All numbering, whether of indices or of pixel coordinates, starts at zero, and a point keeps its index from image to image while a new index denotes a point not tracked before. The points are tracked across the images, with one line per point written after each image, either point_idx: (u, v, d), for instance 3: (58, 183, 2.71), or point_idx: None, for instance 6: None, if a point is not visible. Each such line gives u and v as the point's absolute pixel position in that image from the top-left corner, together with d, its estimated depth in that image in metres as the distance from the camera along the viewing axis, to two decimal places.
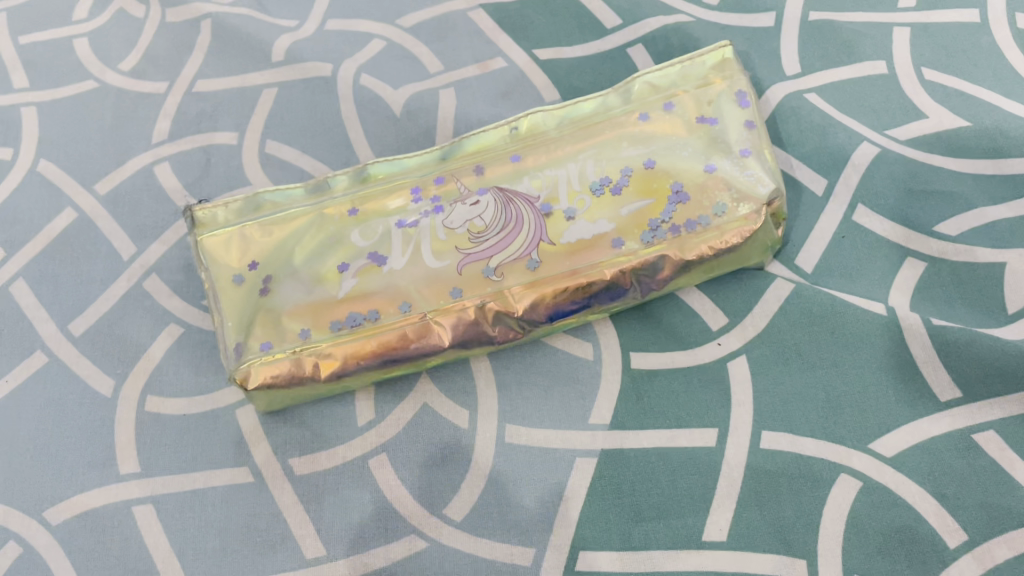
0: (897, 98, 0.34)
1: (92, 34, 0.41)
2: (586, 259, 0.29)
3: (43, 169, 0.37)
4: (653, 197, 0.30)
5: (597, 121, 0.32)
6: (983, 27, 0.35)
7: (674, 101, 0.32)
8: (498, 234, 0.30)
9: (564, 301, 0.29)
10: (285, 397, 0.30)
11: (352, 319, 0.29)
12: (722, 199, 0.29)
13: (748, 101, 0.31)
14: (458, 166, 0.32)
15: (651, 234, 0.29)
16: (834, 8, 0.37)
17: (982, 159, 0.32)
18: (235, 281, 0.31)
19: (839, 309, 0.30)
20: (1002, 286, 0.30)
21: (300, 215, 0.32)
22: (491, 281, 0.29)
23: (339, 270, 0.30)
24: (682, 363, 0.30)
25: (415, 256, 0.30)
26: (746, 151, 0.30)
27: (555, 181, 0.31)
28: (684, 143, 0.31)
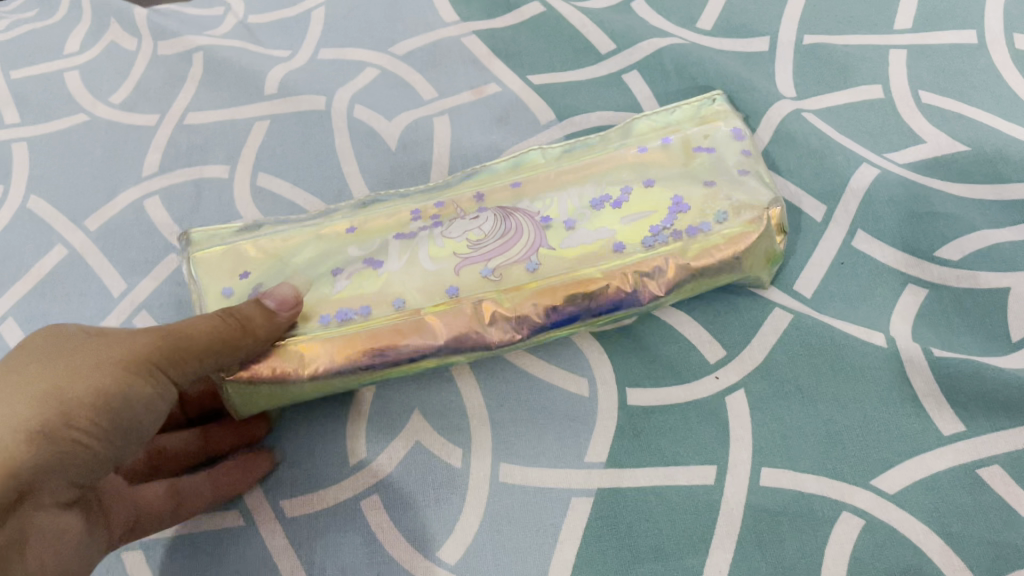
0: (895, 122, 0.34)
1: (84, 68, 0.41)
2: (585, 261, 0.28)
3: (34, 205, 0.37)
4: (654, 207, 0.29)
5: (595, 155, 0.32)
6: (981, 48, 0.35)
7: (671, 135, 0.32)
8: (498, 238, 0.29)
9: (563, 301, 0.28)
10: (261, 397, 0.28)
11: (344, 314, 0.28)
12: (727, 210, 0.29)
13: (742, 133, 0.31)
14: (457, 194, 0.32)
15: (654, 239, 0.28)
16: (829, 32, 0.36)
17: (982, 184, 0.32)
18: (224, 295, 0.29)
19: (838, 341, 0.29)
20: (1006, 313, 0.29)
21: (297, 233, 0.31)
22: (489, 280, 0.28)
23: (333, 277, 0.29)
24: (679, 398, 0.29)
25: (411, 262, 0.29)
26: (744, 172, 0.30)
27: (554, 202, 0.30)
28: (683, 165, 0.30)
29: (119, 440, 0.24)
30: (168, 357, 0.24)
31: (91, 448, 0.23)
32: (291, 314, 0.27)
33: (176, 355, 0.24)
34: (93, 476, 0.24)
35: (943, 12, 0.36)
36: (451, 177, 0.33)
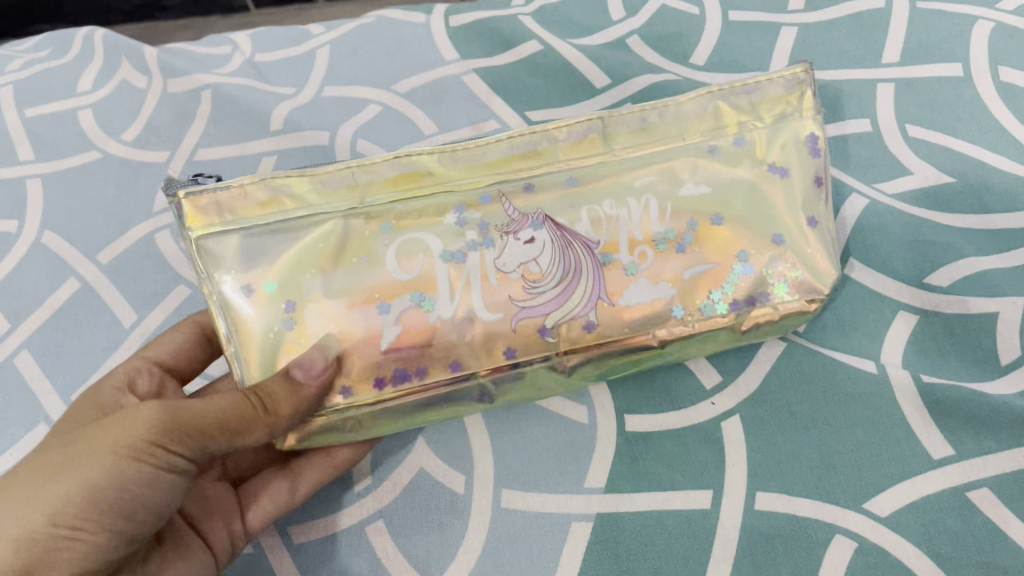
0: (883, 154, 0.35)
1: (96, 106, 0.42)
2: (643, 322, 0.28)
3: (47, 240, 0.38)
4: (719, 260, 0.28)
5: (653, 141, 0.29)
6: (966, 81, 0.36)
7: (745, 135, 0.29)
8: (557, 283, 0.27)
9: (613, 359, 0.28)
10: (314, 442, 0.28)
11: (398, 379, 0.27)
12: (788, 273, 0.28)
13: (819, 150, 0.29)
14: (505, 183, 0.29)
15: (712, 304, 0.28)
16: (819, 66, 0.38)
17: (969, 213, 0.33)
18: (242, 303, 0.27)
19: (829, 369, 0.30)
20: (994, 337, 0.30)
21: (328, 223, 0.28)
22: (547, 340, 0.27)
23: (379, 310, 0.27)
24: (676, 424, 0.30)
25: (464, 307, 0.27)
26: (815, 222, 0.29)
27: (615, 221, 0.28)
28: (756, 198, 0.28)
29: (127, 519, 0.24)
30: (168, 436, 0.23)
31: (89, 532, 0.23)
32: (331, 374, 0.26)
33: (169, 426, 0.23)
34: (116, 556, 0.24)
35: (929, 46, 0.37)
36: (488, 139, 0.29)
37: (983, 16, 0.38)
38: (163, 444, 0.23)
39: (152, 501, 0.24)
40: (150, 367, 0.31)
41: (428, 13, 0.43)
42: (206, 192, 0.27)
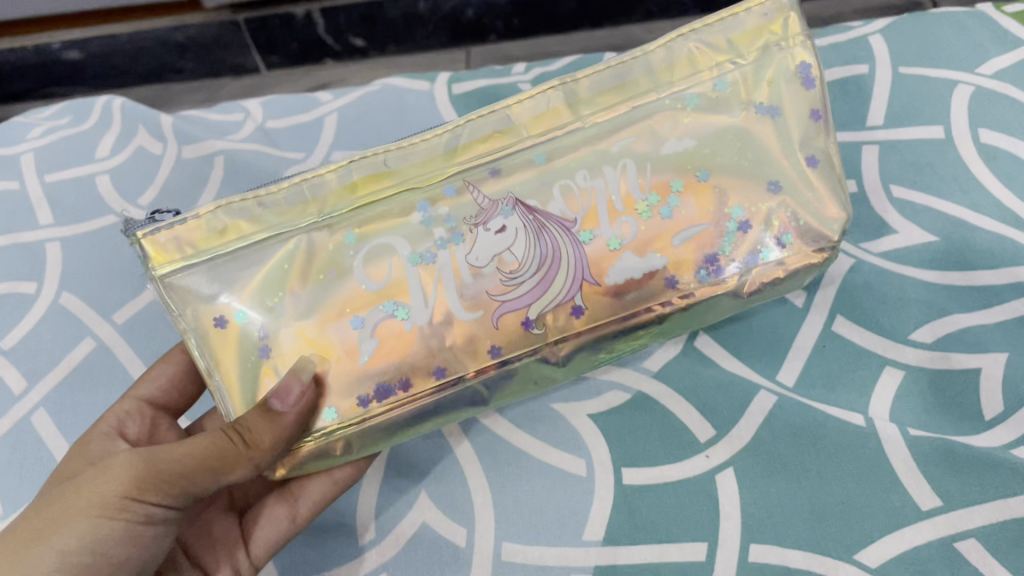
0: (868, 215, 0.36)
1: (114, 171, 0.44)
2: (636, 295, 0.29)
3: (65, 301, 0.40)
4: (707, 224, 0.29)
5: (626, 96, 0.29)
6: (948, 142, 0.38)
7: (725, 77, 0.29)
8: (540, 263, 0.28)
9: (610, 336, 0.29)
10: (305, 470, 0.29)
11: (383, 391, 0.28)
12: (780, 222, 0.29)
13: (812, 83, 0.29)
14: (469, 172, 0.29)
15: (708, 271, 0.29)
16: None
17: (952, 271, 0.34)
18: (217, 331, 0.28)
19: (820, 422, 0.31)
20: (978, 392, 0.31)
21: (292, 241, 0.28)
22: (531, 332, 0.28)
23: (351, 323, 0.28)
24: (672, 477, 0.31)
25: (439, 307, 0.28)
26: (812, 161, 0.29)
27: (591, 195, 0.29)
28: (742, 150, 0.29)
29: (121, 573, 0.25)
30: (149, 492, 0.24)
31: None
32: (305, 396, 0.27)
33: (149, 483, 0.24)
34: None
35: (912, 109, 0.39)
36: (445, 124, 0.30)
37: (963, 80, 0.39)
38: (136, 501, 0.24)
39: (145, 550, 0.25)
40: (139, 405, 0.32)
41: (432, 81, 0.45)
42: (164, 229, 0.28)
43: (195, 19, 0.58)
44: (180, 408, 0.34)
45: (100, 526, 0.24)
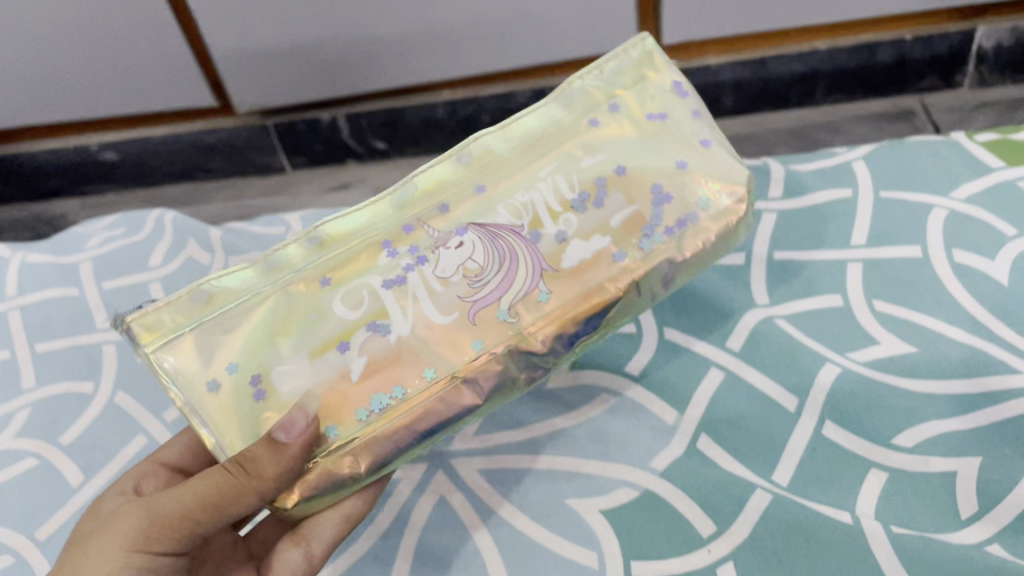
0: (854, 327, 0.40)
1: (164, 279, 0.48)
2: (592, 277, 0.32)
3: (119, 400, 0.43)
4: (636, 205, 0.33)
5: (543, 134, 0.36)
6: (925, 261, 0.42)
7: (617, 101, 0.36)
8: (501, 265, 0.32)
9: (581, 319, 0.32)
10: (314, 505, 0.30)
11: (378, 402, 0.30)
12: (697, 191, 0.34)
13: (684, 91, 0.36)
14: (421, 211, 0.34)
15: (649, 239, 0.33)
16: (797, 248, 0.44)
17: (930, 380, 0.37)
18: (211, 391, 0.30)
19: (812, 518, 0.34)
20: (953, 494, 0.34)
21: (271, 296, 0.32)
22: (507, 322, 0.32)
23: (340, 350, 0.31)
24: (676, 570, 0.34)
25: (415, 315, 0.32)
26: (706, 142, 0.35)
27: (530, 205, 0.34)
28: (648, 146, 0.35)
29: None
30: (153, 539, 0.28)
31: None
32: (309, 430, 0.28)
33: (152, 530, 0.28)
34: None
35: (892, 230, 0.43)
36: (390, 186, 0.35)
37: (937, 203, 0.44)
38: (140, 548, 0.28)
39: None
40: (157, 467, 0.35)
41: None
42: (151, 309, 0.32)
43: (227, 123, 0.62)
44: (201, 469, 0.36)
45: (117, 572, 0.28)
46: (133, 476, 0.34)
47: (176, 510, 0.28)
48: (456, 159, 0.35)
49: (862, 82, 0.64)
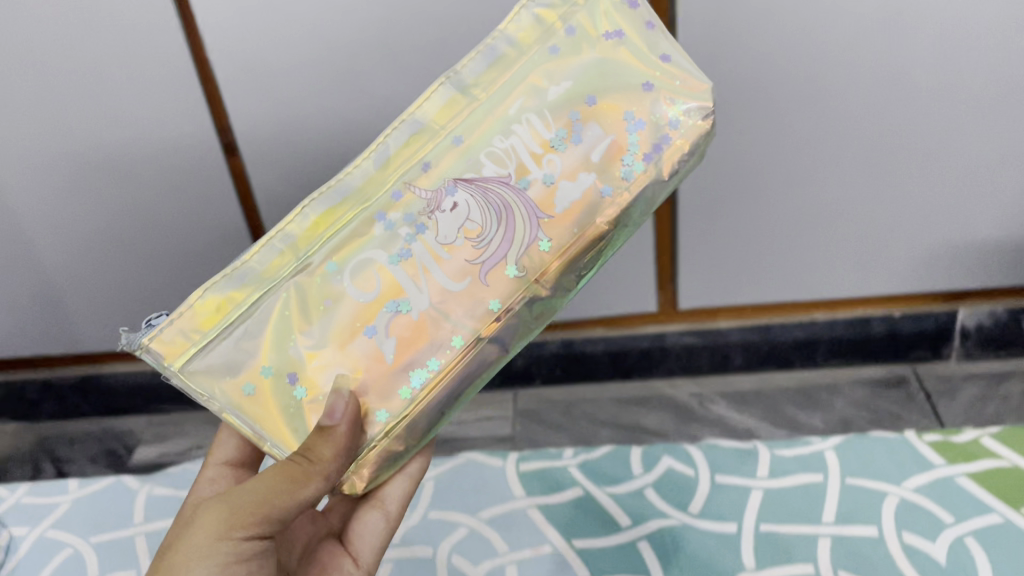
0: None
1: None
2: (586, 211, 0.51)
3: None
4: (613, 135, 0.52)
5: (502, 68, 0.53)
6: (879, 539, 0.64)
7: (573, 27, 0.53)
8: (499, 219, 0.51)
9: (581, 252, 0.51)
10: (378, 478, 0.49)
11: (427, 365, 0.49)
12: (665, 108, 0.52)
13: (634, 3, 0.53)
14: (406, 177, 0.52)
15: (630, 168, 0.51)
16: (777, 523, 0.66)
17: None
18: (248, 392, 0.49)
19: None
20: None
21: (287, 291, 0.50)
22: (519, 278, 0.50)
23: (366, 335, 0.50)
24: None
25: (422, 289, 0.50)
26: (666, 57, 0.53)
27: (513, 151, 0.52)
28: (605, 67, 0.52)
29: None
30: (245, 517, 0.46)
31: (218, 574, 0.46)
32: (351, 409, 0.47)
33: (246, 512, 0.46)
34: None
35: (854, 515, 0.65)
36: (346, 171, 0.52)
37: (892, 492, 0.67)
38: (229, 534, 0.46)
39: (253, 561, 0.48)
40: (221, 469, 0.61)
41: (503, 459, 0.75)
42: (169, 329, 0.49)
43: None
44: (246, 456, 0.62)
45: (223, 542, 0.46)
46: (208, 480, 0.60)
47: (260, 496, 0.47)
48: (431, 123, 0.53)
49: (860, 346, 1.05)
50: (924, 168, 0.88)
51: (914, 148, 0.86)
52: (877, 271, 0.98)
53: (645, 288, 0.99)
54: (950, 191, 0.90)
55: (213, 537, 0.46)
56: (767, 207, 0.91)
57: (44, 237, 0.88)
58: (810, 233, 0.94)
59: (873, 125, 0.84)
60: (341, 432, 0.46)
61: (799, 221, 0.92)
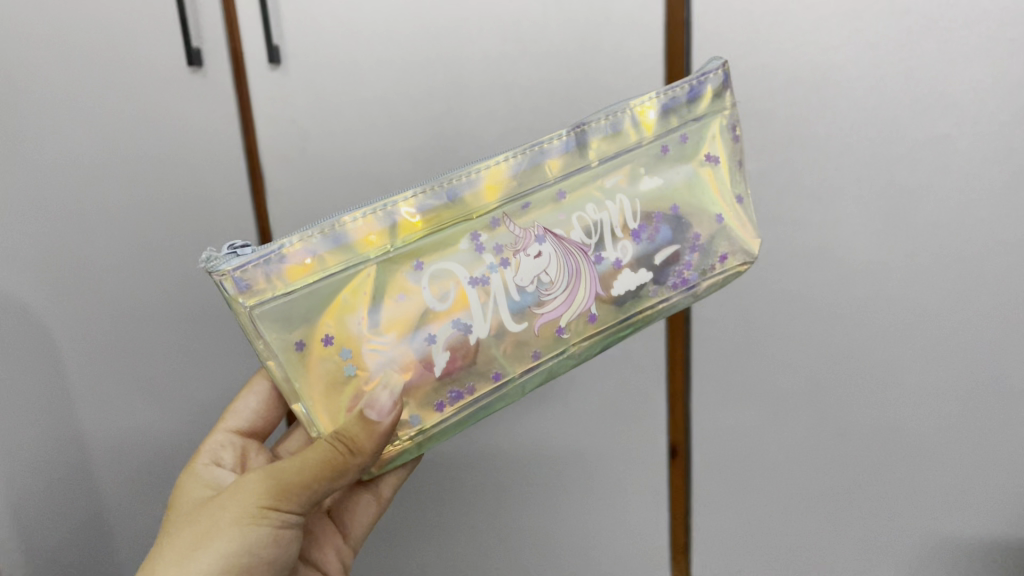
0: None
1: None
2: (631, 296, 0.67)
3: None
4: (680, 243, 0.68)
5: (620, 142, 0.67)
6: None
7: (685, 138, 0.68)
8: (565, 281, 0.65)
9: (619, 332, 0.68)
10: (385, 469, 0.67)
11: (462, 389, 0.65)
12: (723, 239, 0.70)
13: (735, 139, 0.69)
14: (507, 209, 0.65)
15: (680, 277, 0.69)
16: None
17: None
18: (300, 348, 0.61)
19: None
20: None
21: (370, 272, 0.62)
22: (562, 336, 0.66)
23: (425, 339, 0.63)
24: None
25: (488, 320, 0.64)
26: (742, 197, 0.70)
27: (602, 224, 0.66)
28: (694, 186, 0.68)
29: (267, 548, 0.61)
30: (282, 491, 0.60)
31: (254, 529, 0.60)
32: (396, 413, 0.59)
33: (284, 483, 0.60)
34: (265, 542, 0.60)
35: None
36: (467, 172, 0.63)
37: None
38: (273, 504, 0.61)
39: (280, 528, 0.61)
40: (230, 434, 0.75)
41: None
42: (257, 269, 0.59)
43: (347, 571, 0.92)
44: (255, 423, 0.76)
45: (263, 507, 0.60)
46: (219, 442, 0.74)
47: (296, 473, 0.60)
48: (546, 167, 0.65)
49: None
50: (902, 417, 1.08)
51: (886, 391, 1.07)
52: (856, 506, 1.14)
53: (660, 500, 1.16)
54: (928, 439, 1.09)
55: (259, 505, 0.60)
56: (759, 431, 1.10)
57: (194, 382, 1.16)
58: (796, 456, 1.12)
59: (848, 365, 1.06)
60: (380, 430, 0.59)
61: (787, 443, 1.11)
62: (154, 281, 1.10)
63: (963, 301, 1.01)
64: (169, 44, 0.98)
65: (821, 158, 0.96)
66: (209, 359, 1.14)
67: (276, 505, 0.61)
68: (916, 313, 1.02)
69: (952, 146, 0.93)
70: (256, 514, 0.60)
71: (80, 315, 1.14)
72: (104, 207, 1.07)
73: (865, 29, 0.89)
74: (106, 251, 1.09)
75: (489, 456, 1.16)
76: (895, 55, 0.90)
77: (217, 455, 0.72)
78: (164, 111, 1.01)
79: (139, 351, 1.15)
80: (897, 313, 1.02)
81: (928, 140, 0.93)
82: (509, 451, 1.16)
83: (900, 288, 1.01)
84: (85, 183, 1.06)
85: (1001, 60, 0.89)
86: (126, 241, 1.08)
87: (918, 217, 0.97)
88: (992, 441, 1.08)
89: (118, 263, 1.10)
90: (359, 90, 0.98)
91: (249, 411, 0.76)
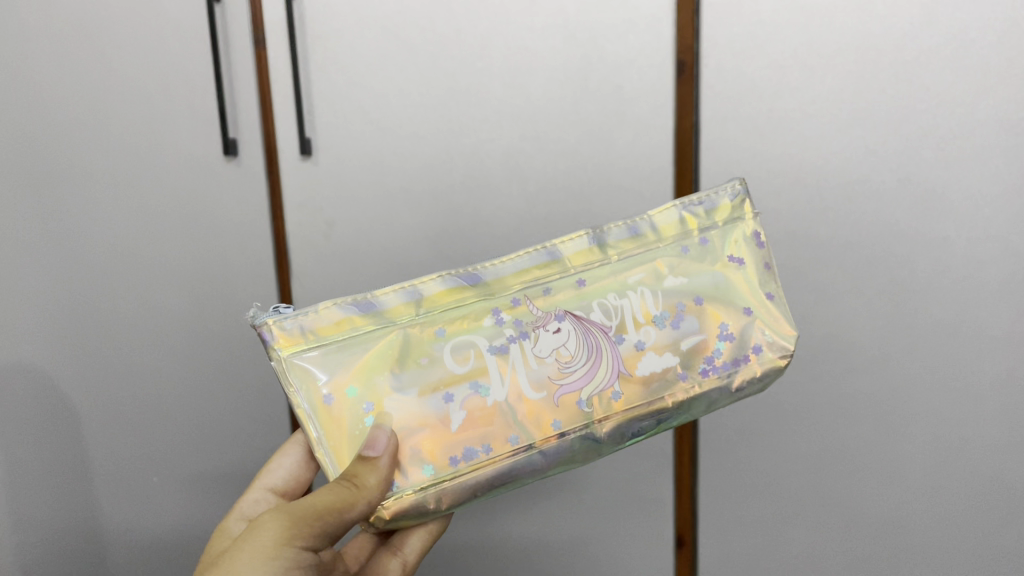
0: None
1: None
2: (658, 376, 0.71)
3: None
4: (708, 332, 0.73)
5: (640, 243, 0.75)
6: None
7: (706, 240, 0.75)
8: (584, 355, 0.71)
9: (649, 415, 0.71)
10: (394, 524, 0.67)
11: (479, 449, 0.68)
12: (755, 332, 0.74)
13: (760, 244, 0.75)
14: (527, 291, 0.73)
15: (709, 364, 0.72)
16: None
17: None
18: (328, 401, 0.68)
19: None
20: None
21: (397, 339, 0.70)
22: (583, 409, 0.70)
23: (441, 398, 0.69)
24: None
25: (505, 383, 0.70)
26: (772, 294, 0.75)
27: (623, 311, 0.72)
28: (720, 282, 0.74)
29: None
30: (300, 527, 0.63)
31: (278, 561, 0.61)
32: (389, 448, 0.66)
33: (302, 520, 0.63)
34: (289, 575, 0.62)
35: None
36: (492, 260, 0.73)
37: None
38: (289, 541, 0.62)
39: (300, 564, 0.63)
40: (263, 493, 0.79)
41: None
42: (296, 324, 0.69)
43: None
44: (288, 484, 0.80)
45: (283, 541, 0.62)
46: (252, 500, 0.78)
47: (311, 511, 0.64)
48: (566, 260, 0.74)
49: None
50: (906, 513, 1.11)
51: (888, 489, 1.10)
52: None
53: None
54: (932, 538, 1.12)
55: (276, 541, 0.62)
56: (765, 524, 1.13)
57: (216, 461, 1.20)
58: (802, 553, 1.14)
59: (851, 462, 1.10)
60: (380, 465, 0.65)
61: (793, 538, 1.14)
62: (184, 358, 1.16)
63: (959, 399, 1.05)
64: (210, 137, 1.06)
65: (822, 257, 1.02)
66: (233, 436, 1.18)
67: (296, 539, 0.63)
68: (918, 411, 1.07)
69: (947, 252, 1.00)
70: (279, 547, 0.62)
71: (107, 393, 1.19)
72: (141, 286, 1.13)
73: (863, 138, 0.97)
74: (140, 327, 1.15)
75: (496, 539, 1.19)
76: (892, 163, 0.97)
77: (248, 509, 0.77)
78: (203, 200, 1.08)
79: (162, 426, 1.19)
80: (898, 411, 1.07)
81: (925, 245, 1.00)
82: (519, 537, 1.18)
83: (900, 389, 1.06)
84: (122, 264, 1.13)
85: (994, 170, 0.96)
86: (160, 317, 1.14)
87: (915, 321, 1.03)
88: (993, 539, 1.11)
89: (151, 340, 1.16)
90: (390, 185, 1.06)
91: (281, 470, 0.80)
